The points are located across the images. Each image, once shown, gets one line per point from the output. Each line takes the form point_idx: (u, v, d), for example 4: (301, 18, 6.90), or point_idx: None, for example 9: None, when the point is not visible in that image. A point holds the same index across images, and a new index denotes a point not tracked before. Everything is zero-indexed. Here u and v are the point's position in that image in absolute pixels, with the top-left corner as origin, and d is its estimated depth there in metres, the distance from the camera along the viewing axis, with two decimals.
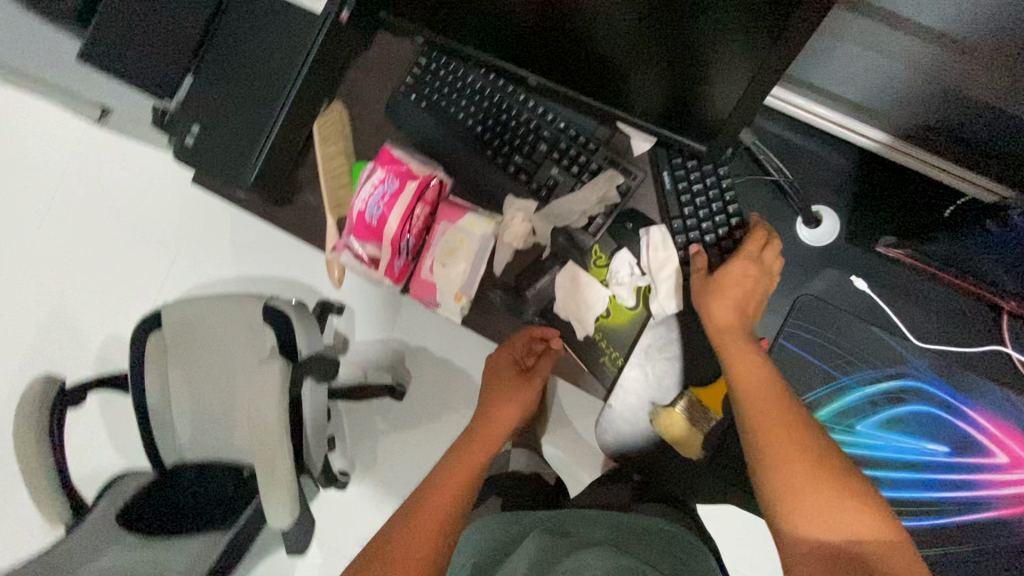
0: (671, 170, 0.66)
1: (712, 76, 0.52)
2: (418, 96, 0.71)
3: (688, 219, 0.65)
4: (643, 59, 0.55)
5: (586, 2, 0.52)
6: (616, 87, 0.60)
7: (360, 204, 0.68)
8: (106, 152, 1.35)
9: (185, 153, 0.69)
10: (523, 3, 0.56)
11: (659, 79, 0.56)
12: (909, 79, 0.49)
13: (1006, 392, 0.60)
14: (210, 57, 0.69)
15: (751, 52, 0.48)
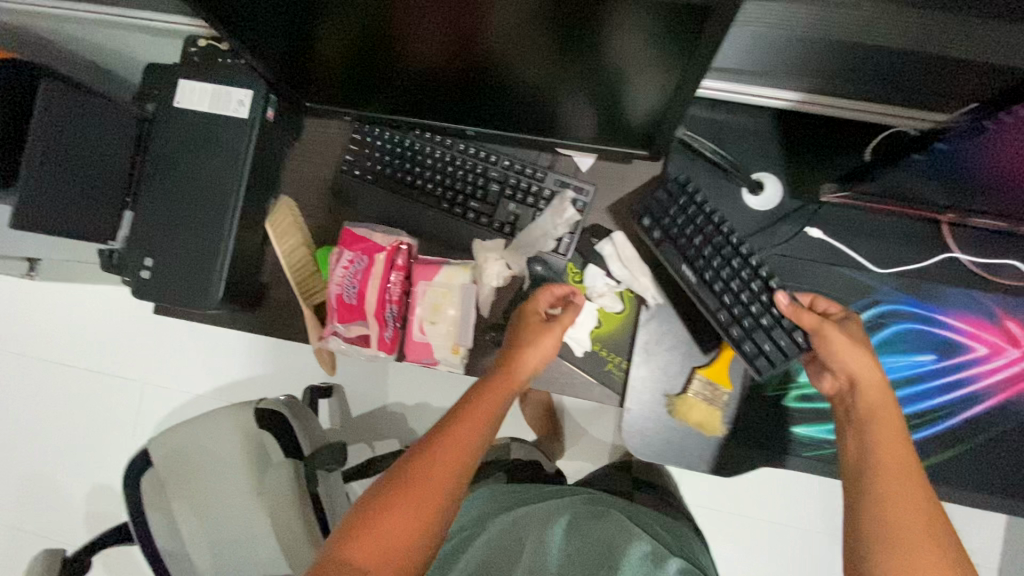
0: (689, 264, 0.65)
1: (635, 80, 0.53)
2: (363, 172, 0.73)
3: (736, 307, 0.63)
4: (566, 76, 0.56)
5: (494, 42, 0.53)
6: (547, 103, 0.62)
7: (335, 287, 0.68)
8: (41, 303, 1.29)
9: (144, 287, 0.67)
10: (434, 53, 0.57)
11: (583, 89, 0.58)
12: (811, 50, 0.50)
13: (965, 290, 0.65)
14: (144, 188, 0.68)
15: (667, 57, 0.48)
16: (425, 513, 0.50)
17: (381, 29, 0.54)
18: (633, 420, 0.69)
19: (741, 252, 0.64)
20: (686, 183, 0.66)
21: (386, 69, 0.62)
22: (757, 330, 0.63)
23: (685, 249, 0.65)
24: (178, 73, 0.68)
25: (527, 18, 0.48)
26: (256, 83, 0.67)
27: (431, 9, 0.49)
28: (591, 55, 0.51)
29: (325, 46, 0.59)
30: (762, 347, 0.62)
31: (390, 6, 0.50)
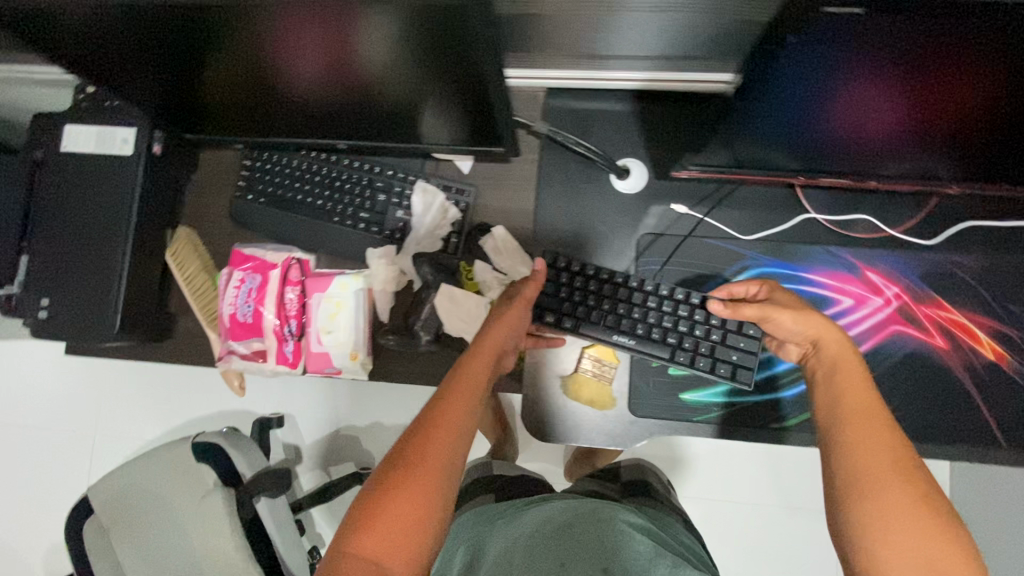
0: (619, 329, 0.67)
1: (452, 81, 0.55)
2: (256, 195, 0.76)
3: (684, 339, 0.67)
4: (396, 83, 0.58)
5: (307, 61, 0.55)
6: (398, 112, 0.65)
7: (229, 307, 0.71)
8: None
9: (42, 326, 0.69)
10: (265, 77, 0.59)
11: (418, 94, 0.60)
12: (622, 30, 0.55)
13: (826, 247, 0.69)
14: (38, 231, 0.70)
15: (459, 56, 0.50)
16: (430, 497, 0.47)
17: (249, 77, 0.60)
18: (531, 404, 0.71)
19: (654, 293, 0.68)
20: (553, 259, 0.69)
21: (269, 109, 0.67)
22: (716, 349, 0.66)
23: (607, 319, 0.68)
24: (64, 119, 0.71)
25: (321, 35, 0.49)
26: (137, 121, 0.70)
27: (234, 42, 0.52)
28: (428, 79, 0.56)
29: (174, 85, 0.63)
30: (730, 358, 0.66)
31: (244, 60, 0.56)
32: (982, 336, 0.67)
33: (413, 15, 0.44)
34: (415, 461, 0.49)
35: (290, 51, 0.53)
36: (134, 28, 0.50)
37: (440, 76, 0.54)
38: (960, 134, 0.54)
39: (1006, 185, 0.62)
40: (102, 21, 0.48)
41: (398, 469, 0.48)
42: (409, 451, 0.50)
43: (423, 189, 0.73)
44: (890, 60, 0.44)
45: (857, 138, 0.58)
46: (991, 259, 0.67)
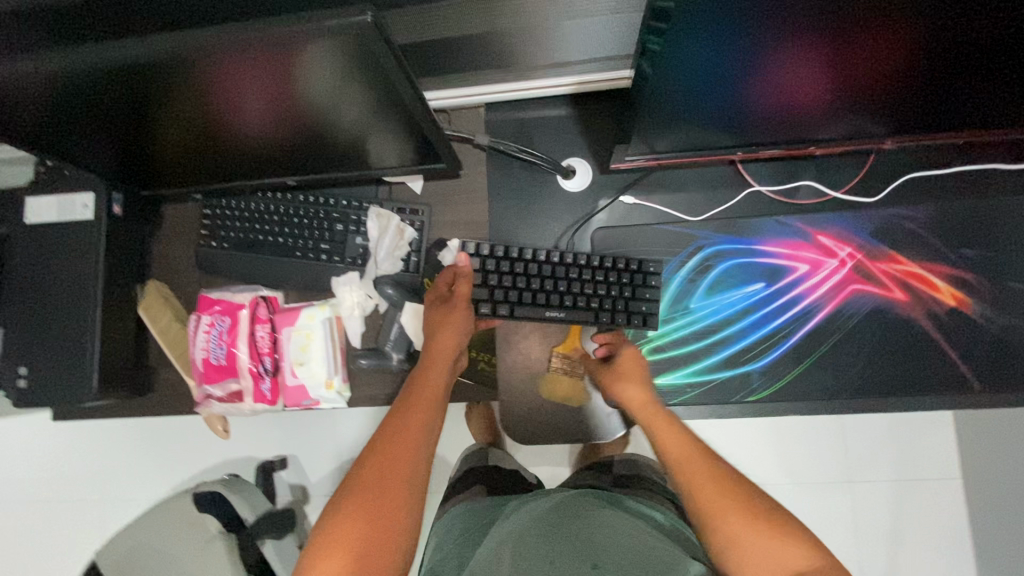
0: (547, 305, 0.69)
1: (377, 107, 0.57)
2: (220, 241, 0.78)
3: (602, 300, 0.69)
4: (329, 117, 0.60)
5: (239, 109, 0.58)
6: (339, 144, 0.67)
7: (202, 352, 0.72)
8: None
9: (23, 395, 0.70)
10: (205, 129, 0.62)
11: (352, 124, 0.62)
12: (534, 35, 0.57)
13: (775, 218, 0.71)
14: (10, 302, 0.72)
15: (377, 82, 0.52)
16: (392, 518, 0.52)
17: (200, 131, 0.63)
18: (508, 409, 0.72)
19: (569, 265, 0.69)
20: (477, 248, 0.70)
21: (226, 158, 0.70)
22: (629, 303, 0.69)
23: (533, 297, 0.69)
24: (26, 192, 0.74)
25: (245, 82, 0.52)
26: (95, 185, 0.72)
27: (166, 100, 0.55)
28: (368, 108, 0.58)
29: (122, 148, 0.65)
30: (644, 309, 0.69)
31: (191, 114, 0.59)
32: (939, 284, 0.68)
33: (329, 51, 0.47)
34: (372, 485, 0.54)
35: (232, 102, 0.56)
36: (68, 101, 0.53)
37: (375, 103, 0.57)
38: (883, 87, 0.56)
39: (940, 133, 0.63)
40: (47, 95, 0.51)
41: (352, 500, 0.53)
42: (365, 478, 0.55)
43: (376, 215, 0.75)
44: (781, 27, 0.46)
45: (786, 107, 0.60)
46: (936, 208, 0.68)
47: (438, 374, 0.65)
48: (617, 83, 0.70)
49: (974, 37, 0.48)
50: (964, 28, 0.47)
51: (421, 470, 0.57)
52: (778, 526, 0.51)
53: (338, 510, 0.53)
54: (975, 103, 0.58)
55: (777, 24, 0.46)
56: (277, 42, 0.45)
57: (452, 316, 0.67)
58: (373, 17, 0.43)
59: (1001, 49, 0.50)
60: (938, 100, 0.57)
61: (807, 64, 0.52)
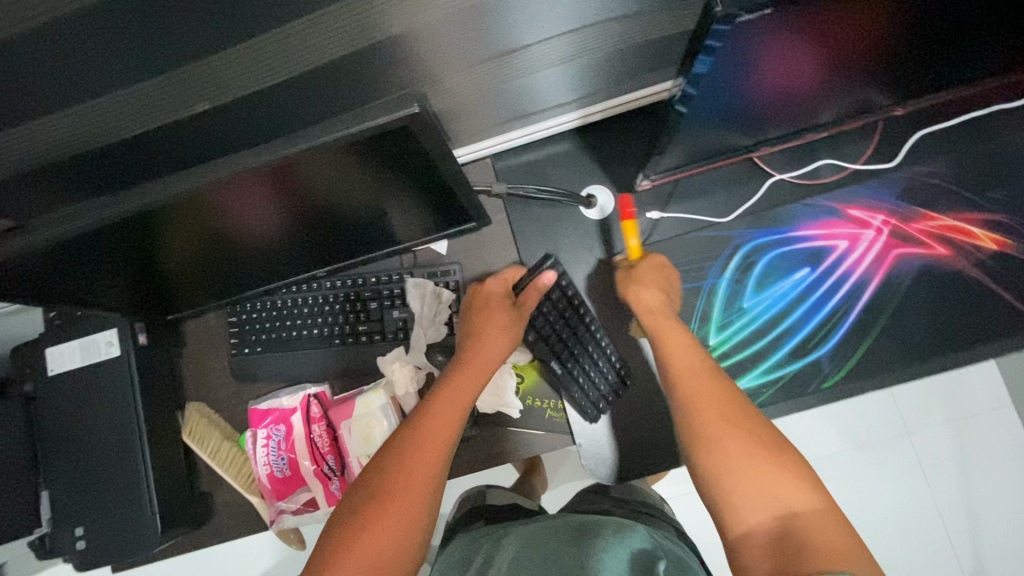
0: (554, 351, 0.70)
1: (404, 180, 0.56)
2: (252, 346, 0.75)
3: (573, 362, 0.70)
4: (353, 202, 0.59)
5: (267, 215, 0.57)
6: (363, 226, 0.66)
7: (264, 467, 0.69)
8: None
9: (84, 556, 0.66)
10: (232, 240, 0.61)
11: (377, 203, 0.61)
12: (546, 80, 0.57)
13: (804, 202, 0.71)
14: (50, 462, 0.68)
15: (407, 156, 0.51)
16: (413, 505, 0.51)
17: (212, 245, 0.61)
18: (590, 450, 0.71)
19: (592, 330, 0.71)
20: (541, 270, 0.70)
21: (241, 265, 0.68)
22: (591, 385, 0.70)
23: (549, 341, 0.70)
24: (44, 343, 0.70)
25: (275, 188, 0.51)
26: (117, 321, 0.69)
27: (192, 222, 0.53)
28: (386, 187, 0.57)
29: (148, 277, 0.64)
30: (597, 399, 0.70)
31: (204, 232, 0.57)
32: (976, 232, 0.68)
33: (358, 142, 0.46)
34: (395, 488, 0.52)
35: (247, 210, 0.54)
36: (96, 248, 0.52)
37: (395, 180, 0.56)
38: (887, 61, 0.57)
39: (943, 91, 0.65)
40: (63, 249, 0.49)
41: (368, 498, 0.52)
42: (389, 478, 0.52)
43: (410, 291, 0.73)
44: (799, 29, 0.47)
45: (796, 99, 0.61)
46: (954, 160, 0.69)
47: (483, 380, 0.62)
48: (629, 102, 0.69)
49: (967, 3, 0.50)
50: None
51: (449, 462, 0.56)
52: (792, 469, 0.48)
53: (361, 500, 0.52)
54: (977, 57, 0.60)
55: (793, 23, 0.46)
56: (305, 150, 0.44)
57: (506, 326, 0.66)
58: (417, 107, 0.42)
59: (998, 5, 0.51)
60: (940, 62, 0.59)
61: (816, 53, 0.52)
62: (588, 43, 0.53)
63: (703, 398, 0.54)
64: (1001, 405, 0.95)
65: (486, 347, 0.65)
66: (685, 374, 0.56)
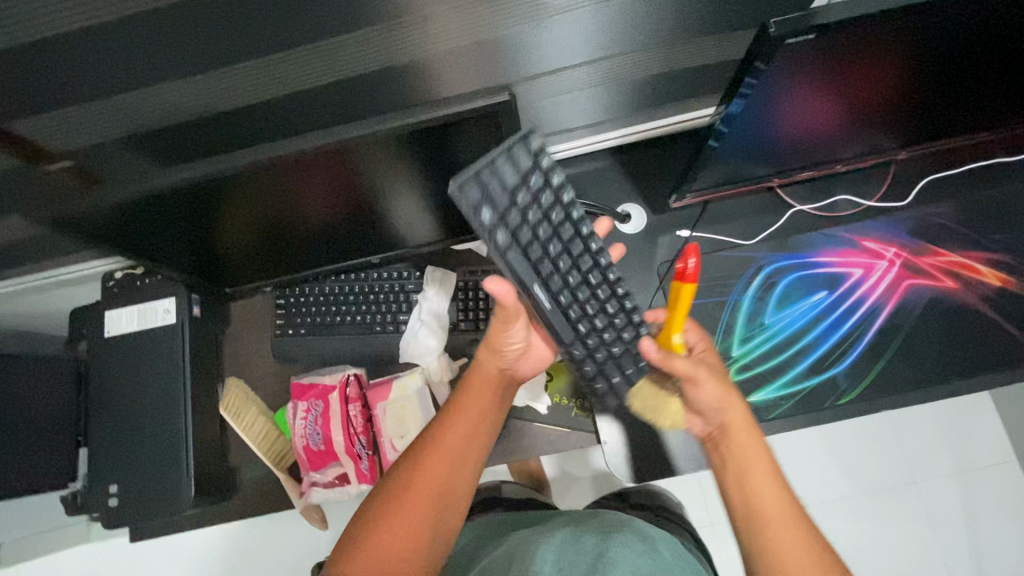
0: (542, 279, 0.55)
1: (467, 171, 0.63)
2: (296, 329, 0.80)
3: (597, 342, 0.61)
4: (416, 191, 0.65)
5: (343, 195, 0.63)
6: (418, 217, 0.71)
7: (301, 439, 0.72)
8: None
9: (112, 515, 0.68)
10: (302, 218, 0.66)
11: (437, 195, 0.67)
12: (599, 92, 0.65)
13: (822, 231, 0.77)
14: (92, 420, 0.71)
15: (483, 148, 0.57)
16: (413, 536, 0.53)
17: (279, 220, 0.66)
18: (614, 449, 0.73)
19: (594, 264, 0.58)
20: (538, 161, 0.51)
21: (295, 246, 0.72)
22: (608, 362, 0.62)
23: (542, 268, 0.54)
24: (103, 306, 0.74)
25: (359, 167, 0.57)
26: (175, 290, 0.73)
27: (273, 192, 0.59)
28: (448, 176, 0.63)
29: (214, 247, 0.69)
30: (614, 379, 0.63)
31: (273, 206, 0.62)
32: (982, 269, 0.74)
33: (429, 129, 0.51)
34: (393, 512, 0.54)
35: (319, 189, 0.60)
36: (187, 204, 0.57)
37: (456, 171, 0.62)
38: (900, 106, 0.64)
39: (954, 137, 0.71)
40: (157, 201, 0.54)
41: (374, 519, 0.54)
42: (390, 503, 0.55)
43: (460, 191, 0.47)
44: (822, 71, 0.54)
45: (816, 139, 0.68)
46: (960, 205, 0.76)
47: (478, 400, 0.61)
48: (666, 127, 0.77)
49: (967, 60, 0.58)
50: (965, 51, 0.56)
51: (463, 479, 0.58)
52: None
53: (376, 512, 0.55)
54: (985, 105, 0.67)
55: (820, 63, 0.52)
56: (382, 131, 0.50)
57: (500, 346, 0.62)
58: (509, 94, 0.48)
59: (997, 63, 0.59)
60: (943, 112, 0.67)
61: (839, 92, 0.59)
62: (642, 60, 0.60)
63: (796, 549, 0.47)
64: (1006, 457, 1.01)
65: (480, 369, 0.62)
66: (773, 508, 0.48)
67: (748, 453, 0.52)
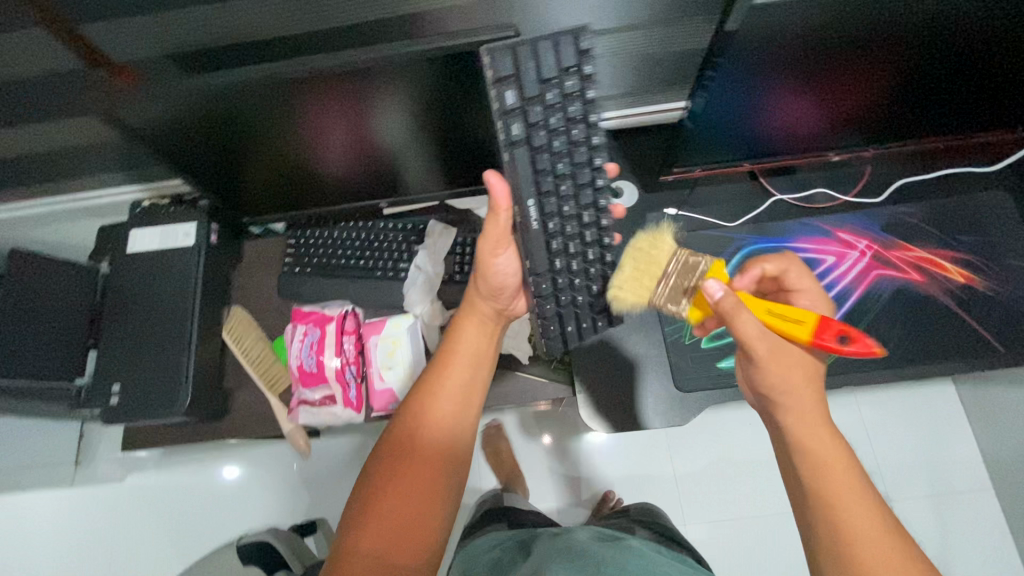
0: (538, 196, 0.60)
1: (472, 119, 0.69)
2: (303, 267, 0.85)
3: (564, 274, 0.63)
4: (424, 135, 0.72)
5: (360, 131, 0.70)
6: (423, 165, 0.78)
7: (295, 360, 0.77)
8: (15, 501, 1.33)
9: (113, 412, 0.72)
10: (319, 153, 0.73)
11: (443, 142, 0.73)
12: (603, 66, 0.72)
13: (800, 220, 0.83)
14: (105, 324, 0.76)
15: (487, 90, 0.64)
16: (421, 492, 0.58)
17: (298, 152, 0.72)
18: (588, 401, 0.77)
19: (593, 205, 0.62)
20: (580, 64, 0.57)
21: (316, 183, 0.79)
22: (567, 309, 0.65)
23: (542, 182, 0.60)
24: (130, 224, 0.80)
25: (374, 98, 0.63)
26: (198, 217, 0.80)
27: (298, 116, 0.66)
28: (456, 124, 0.70)
29: (235, 176, 0.75)
30: (567, 329, 0.66)
31: (296, 134, 0.69)
32: (949, 266, 0.79)
33: (436, 60, 0.58)
34: (401, 471, 0.59)
35: (335, 120, 0.67)
36: (217, 118, 0.64)
37: (461, 117, 0.69)
38: (871, 98, 0.70)
39: (926, 138, 0.77)
40: (193, 113, 0.63)
41: (381, 478, 0.59)
42: (397, 462, 0.59)
43: (490, 56, 0.55)
44: (785, 44, 0.61)
45: (794, 125, 0.74)
46: (931, 207, 0.81)
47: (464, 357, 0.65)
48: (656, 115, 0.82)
49: (928, 56, 0.64)
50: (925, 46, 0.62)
51: (462, 432, 0.63)
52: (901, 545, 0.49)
53: (378, 476, 0.59)
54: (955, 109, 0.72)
55: (781, 36, 0.60)
56: (396, 57, 0.56)
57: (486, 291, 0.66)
58: (516, 32, 0.55)
59: (957, 62, 0.64)
60: (914, 111, 0.72)
61: (806, 73, 0.65)
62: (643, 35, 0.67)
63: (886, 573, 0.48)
64: None
65: (465, 329, 0.67)
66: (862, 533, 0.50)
67: (833, 479, 0.52)
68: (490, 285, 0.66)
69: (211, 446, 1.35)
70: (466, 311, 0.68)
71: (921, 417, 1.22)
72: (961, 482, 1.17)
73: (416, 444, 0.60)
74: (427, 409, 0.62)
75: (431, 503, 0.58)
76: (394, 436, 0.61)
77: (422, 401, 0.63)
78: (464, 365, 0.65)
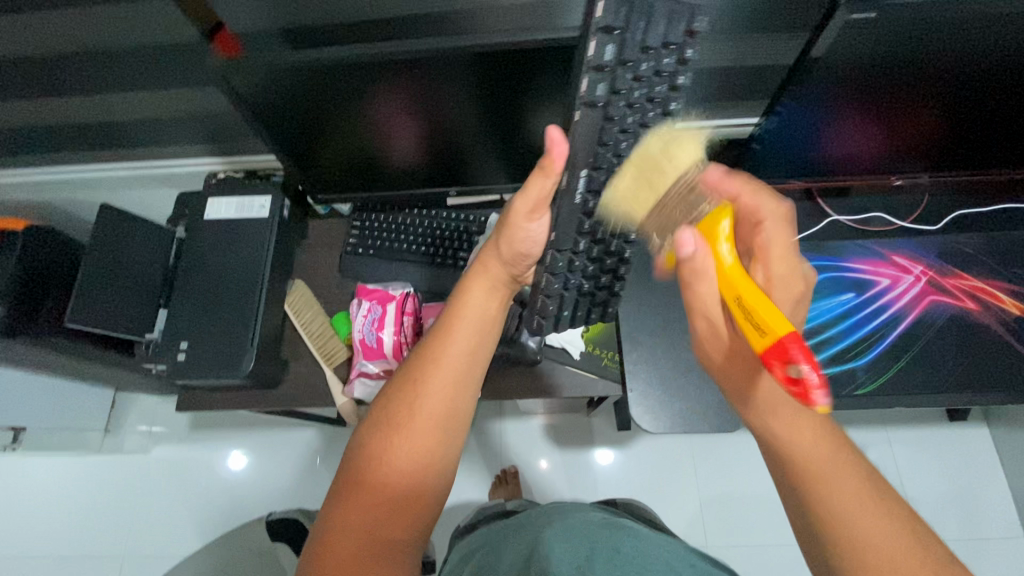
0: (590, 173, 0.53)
1: (532, 116, 0.72)
2: (365, 248, 0.88)
3: (581, 264, 0.61)
4: (490, 126, 0.74)
5: (429, 117, 0.72)
6: (487, 156, 0.80)
7: (358, 333, 0.81)
8: (48, 462, 1.35)
9: (178, 369, 0.74)
10: (390, 137, 0.76)
11: (506, 135, 0.76)
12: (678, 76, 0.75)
13: (857, 242, 0.84)
14: (177, 285, 0.79)
15: (550, 88, 0.67)
16: (414, 465, 0.52)
17: (370, 134, 0.75)
18: (638, 399, 0.78)
19: None
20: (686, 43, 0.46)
21: (386, 168, 0.82)
22: (571, 298, 0.65)
23: (600, 159, 0.51)
24: (209, 192, 0.83)
25: (448, 83, 0.66)
26: (273, 190, 0.83)
27: (374, 99, 0.68)
28: (521, 119, 0.73)
29: (309, 155, 0.78)
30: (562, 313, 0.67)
31: (370, 117, 0.72)
32: (1004, 297, 0.80)
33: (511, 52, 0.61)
34: (392, 445, 0.52)
35: (408, 104, 0.69)
36: (299, 96, 0.67)
37: (525, 111, 0.72)
38: (932, 125, 0.72)
39: (984, 170, 0.78)
40: (281, 90, 0.66)
41: (367, 450, 0.52)
42: (389, 433, 0.52)
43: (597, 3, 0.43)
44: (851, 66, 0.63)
45: (856, 148, 0.76)
46: (987, 239, 0.83)
47: (472, 324, 0.57)
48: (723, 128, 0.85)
49: (987, 87, 0.66)
50: (985, 77, 0.64)
51: (465, 399, 0.55)
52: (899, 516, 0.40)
53: (366, 449, 0.52)
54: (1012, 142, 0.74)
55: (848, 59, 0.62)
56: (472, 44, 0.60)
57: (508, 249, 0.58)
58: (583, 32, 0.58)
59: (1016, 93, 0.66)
60: (973, 141, 0.74)
61: (868, 97, 0.67)
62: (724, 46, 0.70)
63: (868, 523, 0.39)
64: None
65: (471, 295, 0.58)
66: (820, 464, 0.42)
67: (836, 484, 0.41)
68: (513, 250, 0.58)
69: (240, 426, 1.36)
70: (477, 274, 0.60)
71: (955, 458, 1.20)
72: (992, 525, 1.16)
73: (413, 411, 0.52)
74: (428, 374, 0.54)
75: (422, 477, 0.52)
76: (390, 404, 0.54)
77: (425, 366, 0.55)
78: (473, 332, 0.57)
